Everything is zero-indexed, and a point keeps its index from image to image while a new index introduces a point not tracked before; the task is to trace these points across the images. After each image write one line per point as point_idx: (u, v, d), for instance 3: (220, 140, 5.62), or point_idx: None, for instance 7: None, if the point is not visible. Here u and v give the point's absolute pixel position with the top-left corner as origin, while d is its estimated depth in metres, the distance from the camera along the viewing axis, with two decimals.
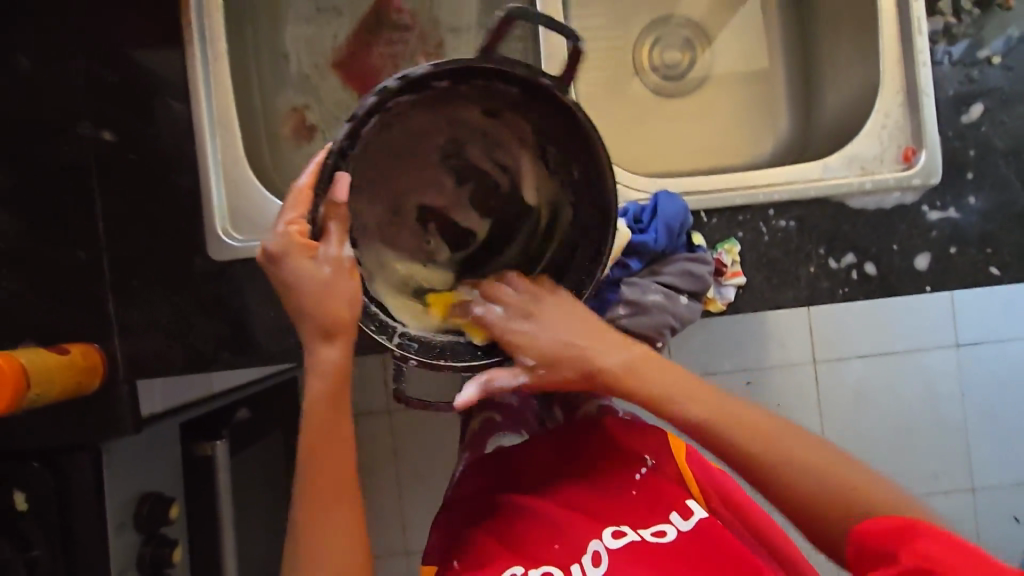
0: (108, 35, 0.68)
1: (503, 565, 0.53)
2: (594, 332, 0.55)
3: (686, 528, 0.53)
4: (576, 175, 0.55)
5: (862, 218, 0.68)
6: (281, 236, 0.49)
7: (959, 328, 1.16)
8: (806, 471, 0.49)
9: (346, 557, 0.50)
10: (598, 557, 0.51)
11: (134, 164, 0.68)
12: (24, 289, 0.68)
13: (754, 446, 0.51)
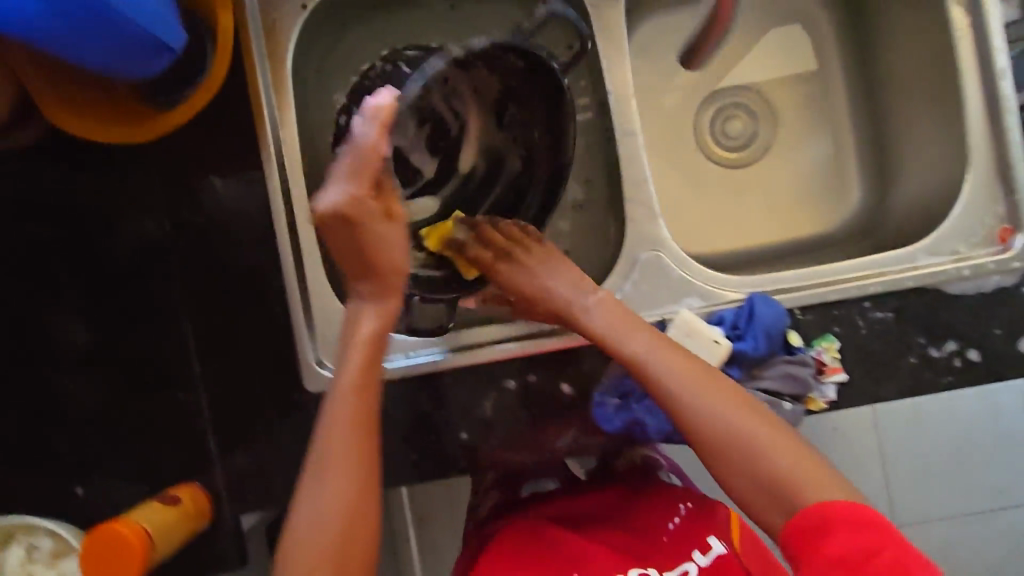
0: (195, 179, 0.70)
1: None
2: (619, 316, 0.63)
3: (707, 563, 0.57)
4: (537, 136, 0.72)
5: (960, 304, 0.66)
6: (348, 201, 0.59)
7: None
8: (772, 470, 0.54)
9: (338, 480, 0.57)
10: None
11: (228, 300, 0.70)
12: (132, 429, 0.70)
13: (742, 440, 0.56)
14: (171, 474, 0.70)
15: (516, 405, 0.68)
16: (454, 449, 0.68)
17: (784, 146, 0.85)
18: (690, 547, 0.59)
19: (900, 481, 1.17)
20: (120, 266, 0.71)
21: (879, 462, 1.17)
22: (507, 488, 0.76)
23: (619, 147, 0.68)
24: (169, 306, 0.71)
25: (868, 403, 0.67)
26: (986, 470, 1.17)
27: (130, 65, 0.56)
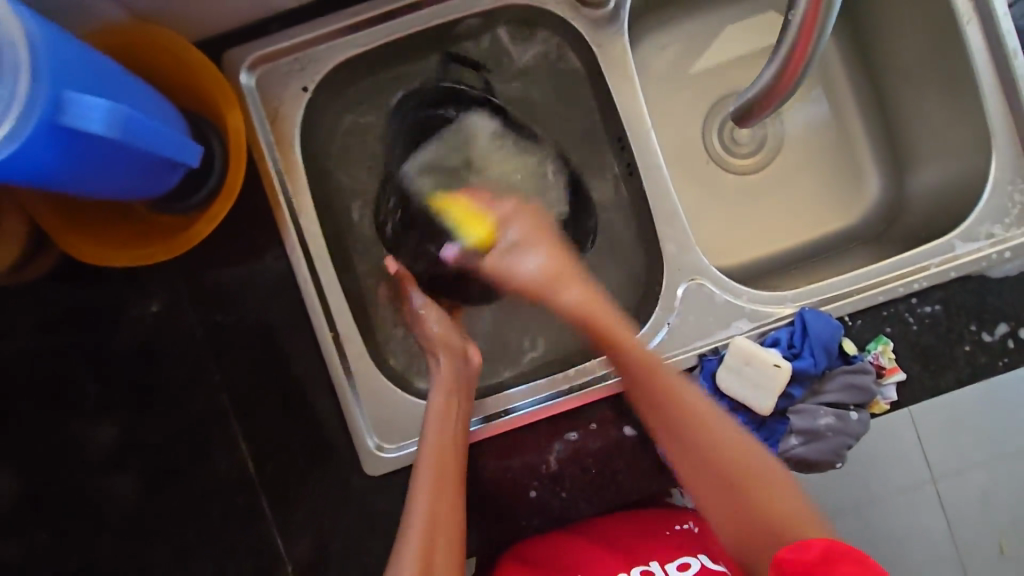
0: (214, 275, 0.69)
1: None
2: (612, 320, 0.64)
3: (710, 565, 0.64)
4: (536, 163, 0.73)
5: (1006, 286, 0.66)
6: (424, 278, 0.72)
7: None
8: (725, 477, 0.58)
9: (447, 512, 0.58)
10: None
11: (267, 393, 0.69)
12: (190, 540, 0.69)
13: (707, 443, 0.59)
14: None
15: (580, 455, 0.67)
16: (523, 507, 0.67)
17: (794, 140, 0.85)
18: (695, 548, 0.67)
19: (934, 440, 1.19)
20: (156, 377, 0.69)
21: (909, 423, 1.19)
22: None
23: (644, 181, 0.69)
24: (210, 410, 0.69)
25: (931, 398, 0.67)
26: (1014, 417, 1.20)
27: (151, 186, 0.55)
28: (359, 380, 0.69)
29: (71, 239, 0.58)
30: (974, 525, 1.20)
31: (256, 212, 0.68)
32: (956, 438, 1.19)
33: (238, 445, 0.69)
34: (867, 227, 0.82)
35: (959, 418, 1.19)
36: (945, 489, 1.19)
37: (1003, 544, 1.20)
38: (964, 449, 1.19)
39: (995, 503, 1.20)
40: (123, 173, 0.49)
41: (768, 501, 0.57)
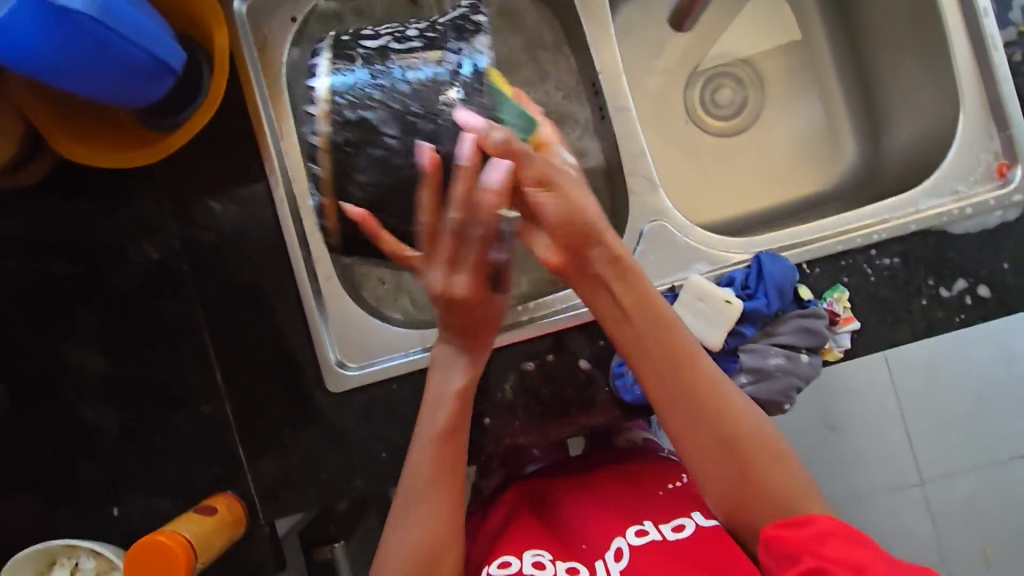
0: (194, 194, 0.72)
1: (524, 542, 0.62)
2: (650, 306, 0.58)
3: (706, 523, 0.59)
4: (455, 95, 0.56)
5: (966, 242, 0.67)
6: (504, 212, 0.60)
7: None
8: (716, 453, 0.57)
9: (426, 520, 0.59)
10: (619, 552, 0.58)
11: (238, 310, 0.72)
12: (156, 447, 0.72)
13: (708, 416, 0.58)
14: (203, 487, 0.71)
15: (535, 386, 0.69)
16: (479, 434, 0.69)
17: (774, 105, 0.87)
18: (689, 509, 0.62)
19: (924, 442, 1.16)
20: (133, 290, 0.72)
21: (898, 422, 1.16)
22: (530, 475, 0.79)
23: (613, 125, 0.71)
24: (186, 321, 0.72)
25: (885, 350, 0.68)
26: (1004, 418, 1.17)
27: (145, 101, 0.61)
28: (328, 303, 0.72)
29: (68, 143, 0.62)
30: (957, 521, 1.17)
31: (240, 135, 0.72)
32: (941, 430, 1.17)
33: (209, 356, 0.72)
34: (837, 192, 0.84)
35: (945, 409, 1.17)
36: (932, 493, 1.17)
37: (988, 553, 1.17)
38: (949, 441, 1.17)
39: (979, 498, 1.17)
40: (115, 73, 0.54)
41: (762, 476, 0.57)
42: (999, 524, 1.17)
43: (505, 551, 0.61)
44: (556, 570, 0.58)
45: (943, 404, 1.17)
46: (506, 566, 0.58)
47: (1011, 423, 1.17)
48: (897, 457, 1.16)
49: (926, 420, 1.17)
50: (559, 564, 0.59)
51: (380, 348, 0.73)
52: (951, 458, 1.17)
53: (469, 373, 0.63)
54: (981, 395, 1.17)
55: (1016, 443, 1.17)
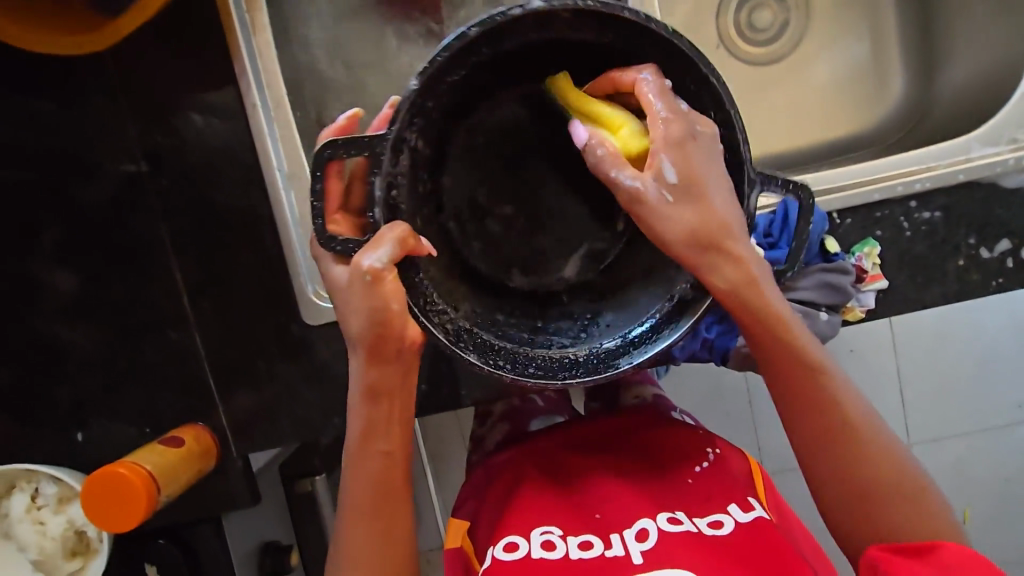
0: (158, 98, 0.65)
1: (536, 513, 0.57)
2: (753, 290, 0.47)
3: (746, 519, 0.54)
4: (427, 105, 0.46)
5: (1015, 198, 0.60)
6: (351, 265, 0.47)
7: None
8: (852, 466, 0.48)
9: (377, 524, 0.52)
10: (645, 534, 0.53)
11: (208, 230, 0.66)
12: (119, 371, 0.68)
13: (827, 428, 0.49)
14: (171, 417, 0.67)
15: None
16: (463, 377, 0.67)
17: (813, 39, 0.79)
18: (726, 502, 0.56)
19: (918, 405, 1.14)
20: (89, 202, 0.66)
21: (899, 389, 1.13)
22: (517, 421, 0.75)
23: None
24: (149, 239, 0.66)
25: (910, 313, 0.62)
26: (1005, 386, 1.14)
27: None
28: (304, 226, 0.66)
29: (5, 30, 0.54)
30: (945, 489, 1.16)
31: (210, 32, 0.64)
32: (941, 398, 1.14)
33: (176, 279, 0.67)
34: (866, 138, 0.78)
35: (949, 379, 1.13)
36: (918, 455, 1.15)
37: (966, 514, 1.17)
38: (948, 409, 1.14)
39: (969, 468, 1.16)
40: None
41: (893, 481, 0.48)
42: (984, 493, 1.17)
43: (514, 529, 0.56)
44: (568, 548, 0.53)
45: (948, 372, 1.13)
46: (513, 550, 0.53)
47: (1015, 395, 1.14)
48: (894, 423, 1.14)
49: (928, 388, 1.13)
50: (571, 540, 0.54)
51: None
52: (948, 427, 1.15)
53: (370, 385, 0.49)
54: (988, 366, 1.13)
55: (1015, 415, 1.15)
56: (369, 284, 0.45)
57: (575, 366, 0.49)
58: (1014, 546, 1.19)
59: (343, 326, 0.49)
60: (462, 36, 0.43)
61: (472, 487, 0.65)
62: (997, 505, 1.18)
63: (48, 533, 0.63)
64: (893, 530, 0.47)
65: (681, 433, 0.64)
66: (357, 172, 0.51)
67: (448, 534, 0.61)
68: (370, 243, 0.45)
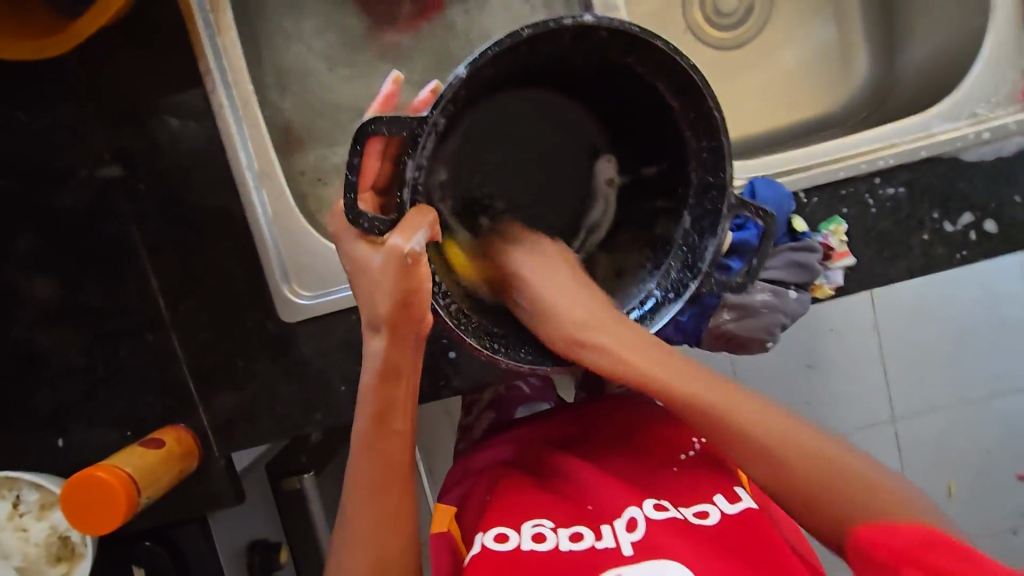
0: (123, 100, 0.64)
1: (523, 506, 0.56)
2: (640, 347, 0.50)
3: (733, 510, 0.53)
4: (459, 96, 0.45)
5: (977, 172, 0.61)
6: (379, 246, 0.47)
7: None
8: (768, 464, 0.47)
9: (377, 518, 0.51)
10: (633, 523, 0.52)
11: (180, 231, 0.66)
12: (95, 376, 0.67)
13: (773, 461, 0.46)
14: (151, 419, 0.67)
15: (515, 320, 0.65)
16: (443, 368, 0.68)
17: (778, 24, 0.80)
18: (714, 491, 0.55)
19: (901, 382, 1.15)
20: (58, 208, 0.65)
21: (880, 366, 1.15)
22: (502, 410, 0.76)
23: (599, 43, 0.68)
24: (121, 242, 0.66)
25: (879, 288, 0.63)
26: (984, 358, 1.16)
27: None
28: (277, 224, 0.66)
29: None
30: (926, 462, 1.18)
31: (172, 31, 0.63)
32: (921, 373, 1.15)
33: (149, 281, 0.66)
34: (833, 119, 0.79)
35: (929, 354, 1.15)
36: (903, 430, 1.17)
37: (951, 487, 1.19)
38: (928, 384, 1.16)
39: (950, 440, 1.18)
40: None
41: (838, 487, 0.44)
42: (965, 464, 1.19)
43: (507, 519, 0.55)
44: (558, 540, 0.52)
45: (927, 347, 1.14)
46: (504, 541, 0.52)
47: (993, 367, 1.16)
48: (875, 400, 1.16)
49: (908, 364, 1.15)
50: (562, 533, 0.53)
51: (337, 274, 0.67)
52: (928, 401, 1.17)
53: (380, 365, 0.51)
54: (966, 339, 1.15)
55: (993, 387, 1.17)
56: (406, 268, 0.46)
57: (559, 352, 0.51)
58: (997, 515, 1.21)
59: (365, 308, 0.49)
60: (516, 34, 0.41)
61: (459, 474, 0.66)
62: (978, 476, 1.20)
63: (30, 539, 0.64)
64: (843, 513, 0.44)
65: (669, 416, 0.65)
66: (382, 149, 0.48)
67: (435, 521, 0.60)
68: (403, 226, 0.45)
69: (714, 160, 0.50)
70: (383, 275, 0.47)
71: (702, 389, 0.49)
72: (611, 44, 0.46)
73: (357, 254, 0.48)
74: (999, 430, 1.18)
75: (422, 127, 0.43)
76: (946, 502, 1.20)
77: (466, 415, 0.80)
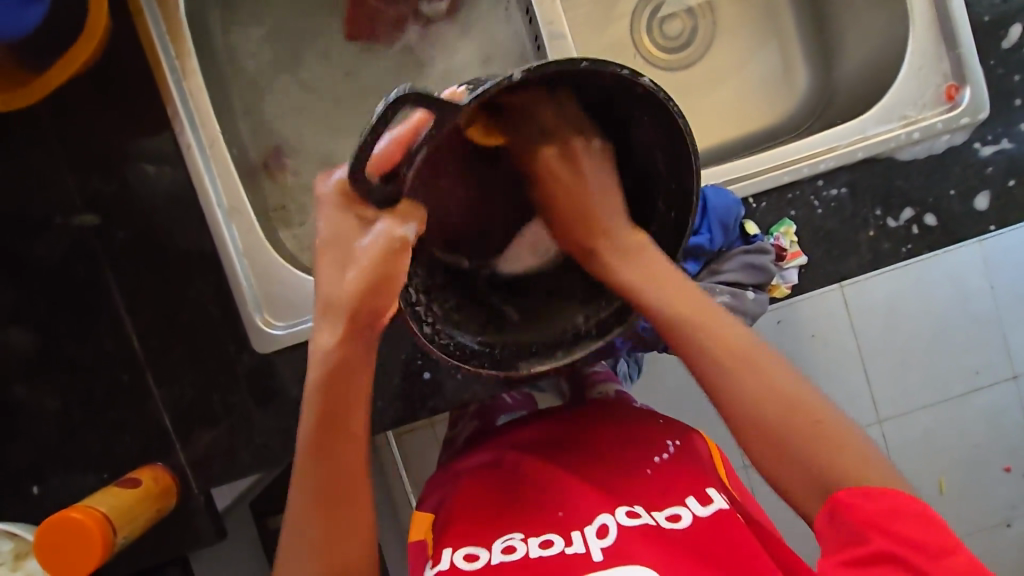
0: (92, 147, 0.66)
1: (505, 528, 0.56)
2: (687, 296, 0.52)
3: (704, 513, 0.54)
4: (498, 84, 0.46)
5: (913, 169, 0.65)
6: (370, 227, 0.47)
7: (1008, 305, 1.16)
8: (770, 413, 0.50)
9: (308, 505, 0.52)
10: (605, 529, 0.52)
11: (151, 269, 0.67)
12: (68, 421, 0.67)
13: (789, 410, 0.50)
14: (129, 460, 0.67)
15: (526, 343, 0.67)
16: (420, 390, 0.69)
17: (720, 49, 0.86)
18: (685, 492, 0.56)
19: (881, 381, 1.17)
20: (31, 253, 0.66)
21: (859, 367, 1.16)
22: (486, 417, 0.76)
23: (542, 39, 0.70)
24: (94, 285, 0.67)
25: (832, 284, 0.66)
26: (961, 352, 1.17)
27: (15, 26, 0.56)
28: (248, 256, 0.68)
29: None
30: (916, 461, 1.20)
31: (139, 79, 0.66)
32: (902, 374, 1.17)
33: (122, 322, 0.67)
34: (779, 129, 0.84)
35: (905, 354, 1.17)
36: (889, 431, 1.19)
37: (942, 483, 1.20)
38: (908, 382, 1.18)
39: (934, 437, 1.19)
40: None
41: (860, 470, 0.47)
42: (951, 460, 1.20)
43: (475, 536, 0.56)
44: (528, 549, 0.53)
45: (904, 347, 1.16)
46: (472, 560, 0.53)
47: (973, 362, 1.18)
48: (857, 401, 1.17)
49: (887, 366, 1.17)
50: (532, 542, 0.53)
51: (310, 302, 0.69)
52: (912, 400, 1.18)
53: (335, 359, 0.50)
54: (943, 338, 1.16)
55: (973, 382, 1.18)
56: (390, 253, 0.46)
57: (487, 355, 0.52)
58: (989, 510, 1.22)
59: (326, 289, 0.49)
60: (573, 64, 0.41)
61: (439, 478, 0.67)
62: (965, 471, 1.21)
63: None
64: (829, 478, 0.47)
65: (643, 421, 0.66)
66: (415, 122, 0.46)
67: (413, 529, 0.62)
68: (394, 213, 0.46)
69: (678, 207, 0.52)
70: (365, 255, 0.46)
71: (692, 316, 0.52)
72: (640, 97, 0.48)
73: (337, 223, 0.47)
74: (981, 421, 1.20)
75: (449, 118, 0.41)
76: (938, 498, 1.20)
77: (453, 425, 0.80)
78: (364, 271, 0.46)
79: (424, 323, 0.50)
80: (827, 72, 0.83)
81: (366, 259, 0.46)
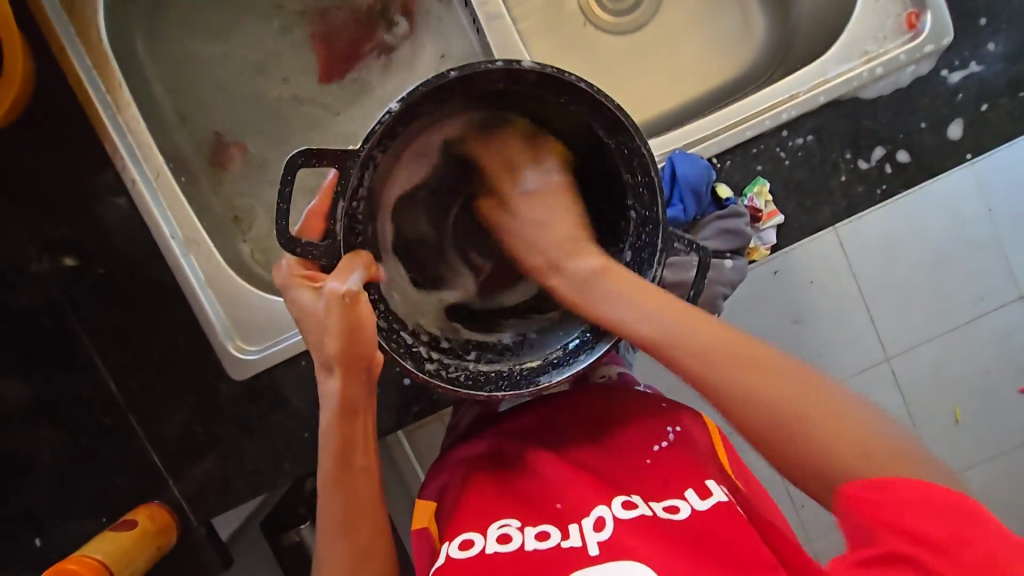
0: (40, 196, 0.65)
1: (503, 514, 0.56)
2: (694, 317, 0.50)
3: (703, 506, 0.52)
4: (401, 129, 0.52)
5: (879, 107, 0.63)
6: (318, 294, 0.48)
7: (1007, 226, 1.13)
8: (790, 419, 0.46)
9: (330, 548, 0.51)
10: (600, 522, 0.52)
11: (116, 311, 0.66)
12: (58, 472, 0.67)
13: (802, 415, 0.46)
14: (126, 503, 0.67)
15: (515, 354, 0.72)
16: (404, 397, 0.68)
17: (671, 6, 0.82)
18: (683, 485, 0.54)
19: (887, 318, 1.15)
20: None
21: (862, 309, 1.15)
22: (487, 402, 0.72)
23: (478, 21, 0.67)
24: (63, 334, 0.66)
25: (810, 237, 0.64)
26: (964, 281, 1.14)
27: None
28: (211, 285, 0.66)
29: None
30: (927, 395, 1.19)
31: (73, 120, 0.65)
32: (908, 309, 1.15)
33: (95, 368, 0.67)
34: (742, 81, 0.81)
35: (907, 291, 1.14)
36: (898, 368, 1.17)
37: (957, 412, 1.19)
38: (913, 318, 1.15)
39: (943, 370, 1.18)
40: None
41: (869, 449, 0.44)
42: (963, 391, 1.19)
43: (470, 525, 0.55)
44: (523, 540, 0.52)
45: (905, 285, 1.14)
46: (467, 547, 0.53)
47: (975, 290, 1.15)
48: (862, 342, 1.16)
49: (890, 305, 1.15)
50: (528, 531, 0.53)
51: (281, 323, 0.68)
52: (919, 336, 1.16)
53: (336, 405, 0.50)
54: (942, 269, 1.14)
55: (978, 310, 1.16)
56: (346, 306, 0.47)
57: (503, 377, 0.53)
58: (1005, 434, 1.20)
59: (315, 351, 0.49)
60: (443, 76, 0.46)
61: (442, 462, 0.65)
62: (976, 399, 1.19)
63: None
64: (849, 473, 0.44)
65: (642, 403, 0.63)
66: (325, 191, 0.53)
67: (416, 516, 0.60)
68: (339, 269, 0.48)
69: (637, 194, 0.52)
70: (327, 315, 0.47)
71: (700, 337, 0.49)
72: (544, 86, 0.51)
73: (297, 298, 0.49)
74: (991, 347, 1.18)
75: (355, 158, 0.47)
76: (955, 429, 1.19)
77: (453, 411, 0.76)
78: (330, 324, 0.47)
79: (426, 362, 0.52)
80: (784, 14, 0.79)
81: (330, 322, 0.47)
